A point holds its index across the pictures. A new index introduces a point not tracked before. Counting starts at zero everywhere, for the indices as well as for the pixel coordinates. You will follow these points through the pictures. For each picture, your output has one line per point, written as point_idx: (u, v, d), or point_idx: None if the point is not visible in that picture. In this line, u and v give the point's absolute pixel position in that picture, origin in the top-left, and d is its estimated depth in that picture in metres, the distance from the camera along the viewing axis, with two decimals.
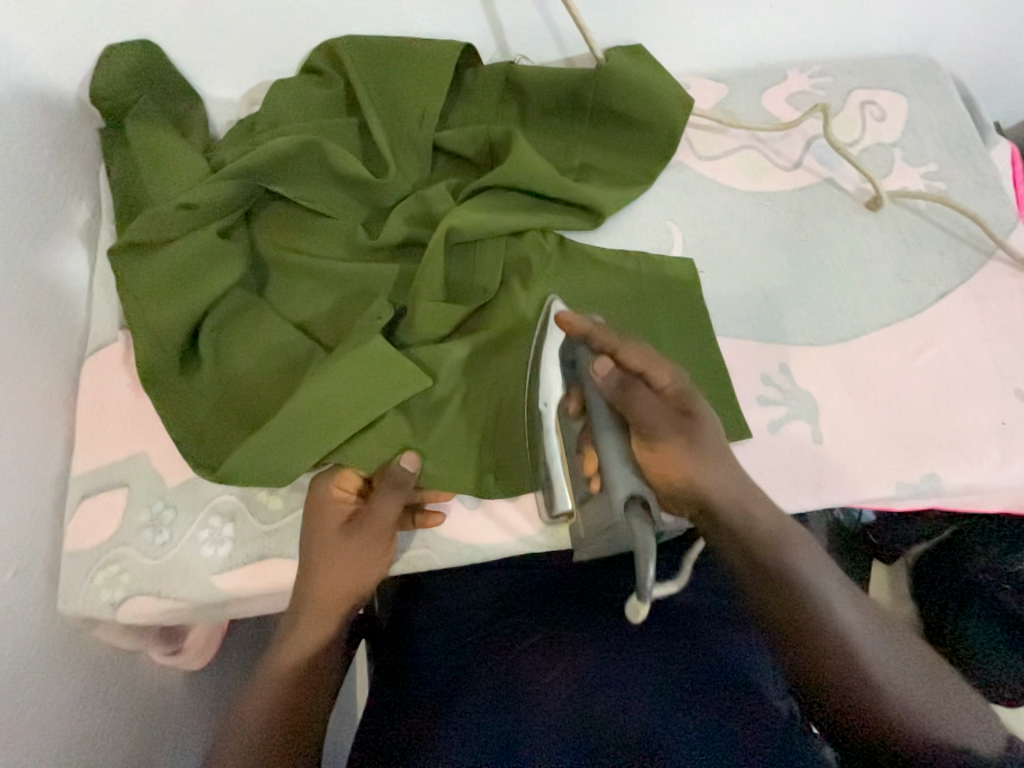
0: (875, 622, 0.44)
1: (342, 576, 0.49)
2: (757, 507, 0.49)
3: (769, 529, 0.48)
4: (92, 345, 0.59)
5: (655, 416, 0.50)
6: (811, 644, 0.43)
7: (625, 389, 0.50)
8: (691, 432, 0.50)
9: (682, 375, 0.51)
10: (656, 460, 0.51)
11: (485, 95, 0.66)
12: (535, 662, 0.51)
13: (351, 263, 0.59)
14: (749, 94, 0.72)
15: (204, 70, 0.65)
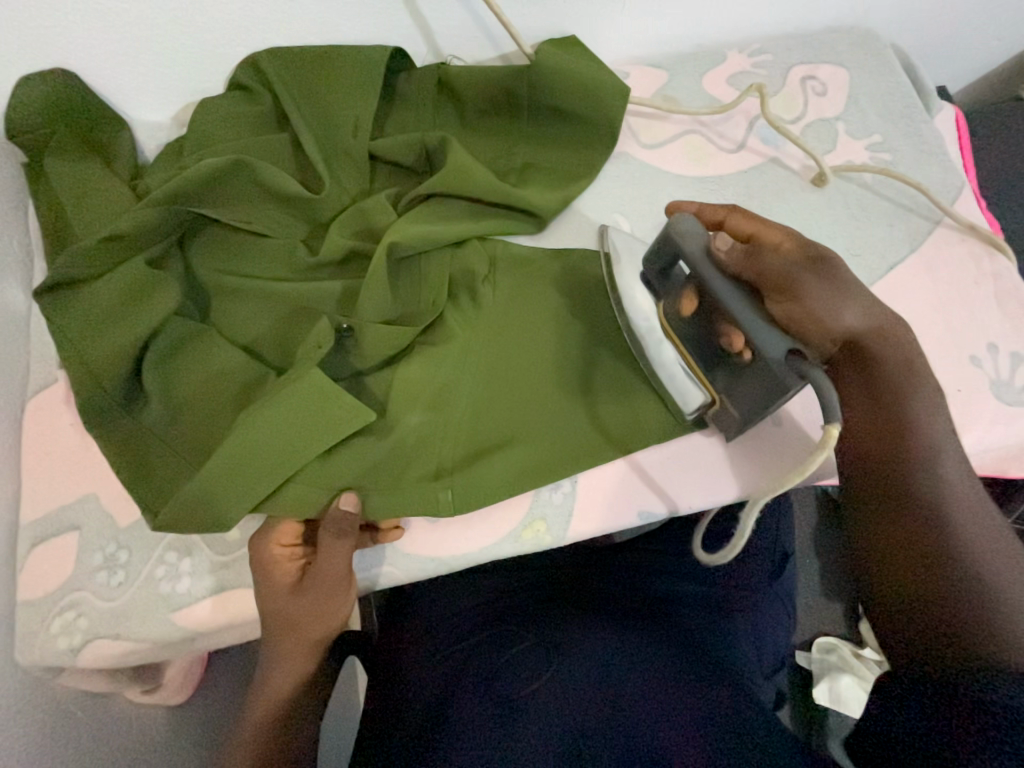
0: (1000, 562, 0.41)
1: (302, 625, 0.49)
2: (932, 426, 0.46)
3: (938, 450, 0.45)
4: (33, 389, 0.58)
5: (782, 272, 0.47)
6: (908, 552, 0.43)
7: (761, 301, 0.48)
8: (842, 274, 0.47)
9: (846, 277, 0.47)
10: (778, 277, 0.47)
11: (419, 100, 0.64)
12: (524, 661, 0.52)
13: (293, 282, 0.58)
14: (689, 79, 0.71)
15: (131, 97, 0.64)
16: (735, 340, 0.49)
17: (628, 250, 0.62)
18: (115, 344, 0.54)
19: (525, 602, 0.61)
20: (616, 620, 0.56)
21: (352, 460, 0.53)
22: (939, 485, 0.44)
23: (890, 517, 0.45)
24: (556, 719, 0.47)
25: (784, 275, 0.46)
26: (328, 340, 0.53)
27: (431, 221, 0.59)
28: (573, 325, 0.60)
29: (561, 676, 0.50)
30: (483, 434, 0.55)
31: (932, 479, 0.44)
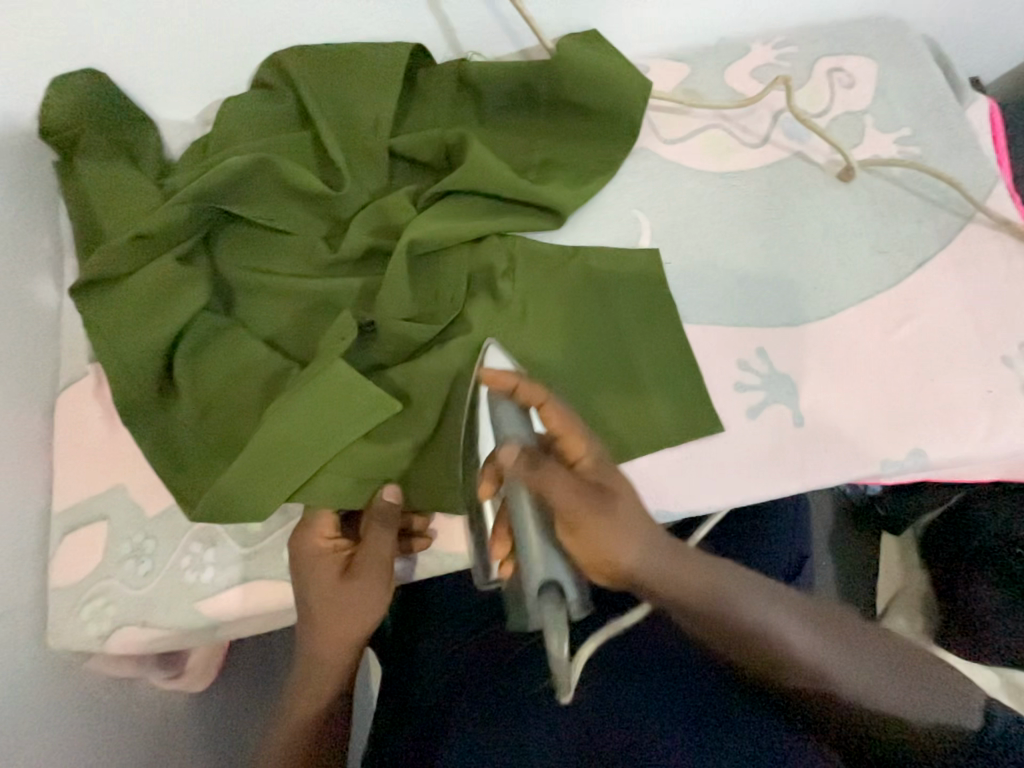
0: (846, 645, 0.45)
1: (340, 618, 0.49)
2: (695, 576, 0.44)
3: (728, 574, 0.45)
4: (63, 382, 0.59)
5: (562, 502, 0.42)
6: (807, 702, 0.44)
7: (535, 464, 0.43)
8: (614, 507, 0.43)
9: (629, 513, 0.43)
10: (591, 540, 0.42)
11: (439, 96, 0.64)
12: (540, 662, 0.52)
13: (315, 279, 0.59)
14: (711, 73, 0.70)
15: (158, 97, 0.65)
16: (505, 566, 0.46)
17: (649, 248, 0.62)
18: (144, 338, 0.55)
19: None
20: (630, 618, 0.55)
21: (371, 457, 0.53)
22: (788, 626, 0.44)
23: (775, 674, 0.44)
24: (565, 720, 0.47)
25: (552, 480, 0.42)
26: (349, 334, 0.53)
27: (450, 218, 0.59)
28: (592, 323, 0.59)
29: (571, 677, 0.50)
30: None
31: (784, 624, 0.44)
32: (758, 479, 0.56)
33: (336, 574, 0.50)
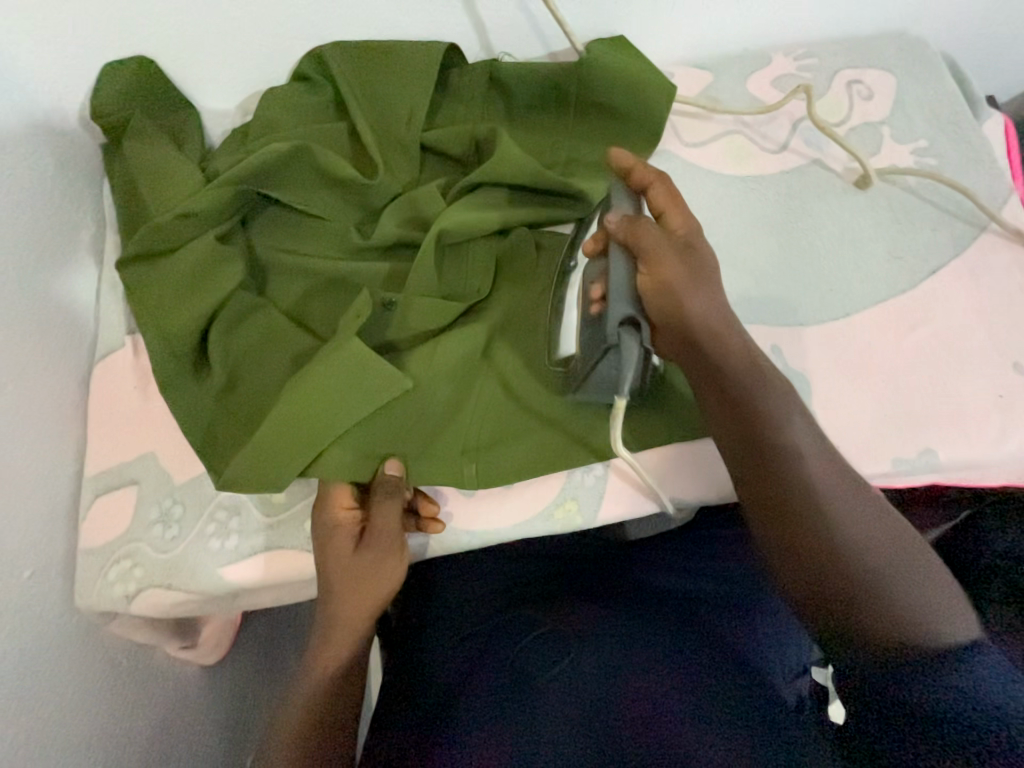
0: (886, 537, 0.43)
1: (363, 580, 0.50)
2: (762, 400, 0.48)
3: (776, 411, 0.47)
4: (99, 352, 0.62)
5: (656, 315, 0.48)
6: (784, 485, 0.45)
7: (630, 233, 0.49)
8: (708, 346, 0.48)
9: (733, 350, 0.49)
10: (675, 354, 0.50)
11: (471, 93, 0.67)
12: (548, 646, 0.52)
13: (344, 262, 0.61)
14: (733, 80, 0.72)
15: (202, 85, 0.68)
16: (595, 289, 0.51)
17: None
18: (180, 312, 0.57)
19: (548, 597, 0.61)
20: (641, 615, 0.55)
21: (392, 435, 0.55)
22: (852, 504, 0.44)
23: (765, 452, 0.46)
24: (571, 708, 0.47)
25: (657, 249, 0.48)
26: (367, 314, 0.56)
27: (478, 209, 0.61)
28: None
29: (579, 667, 0.50)
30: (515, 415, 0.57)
31: (847, 500, 0.45)
32: None
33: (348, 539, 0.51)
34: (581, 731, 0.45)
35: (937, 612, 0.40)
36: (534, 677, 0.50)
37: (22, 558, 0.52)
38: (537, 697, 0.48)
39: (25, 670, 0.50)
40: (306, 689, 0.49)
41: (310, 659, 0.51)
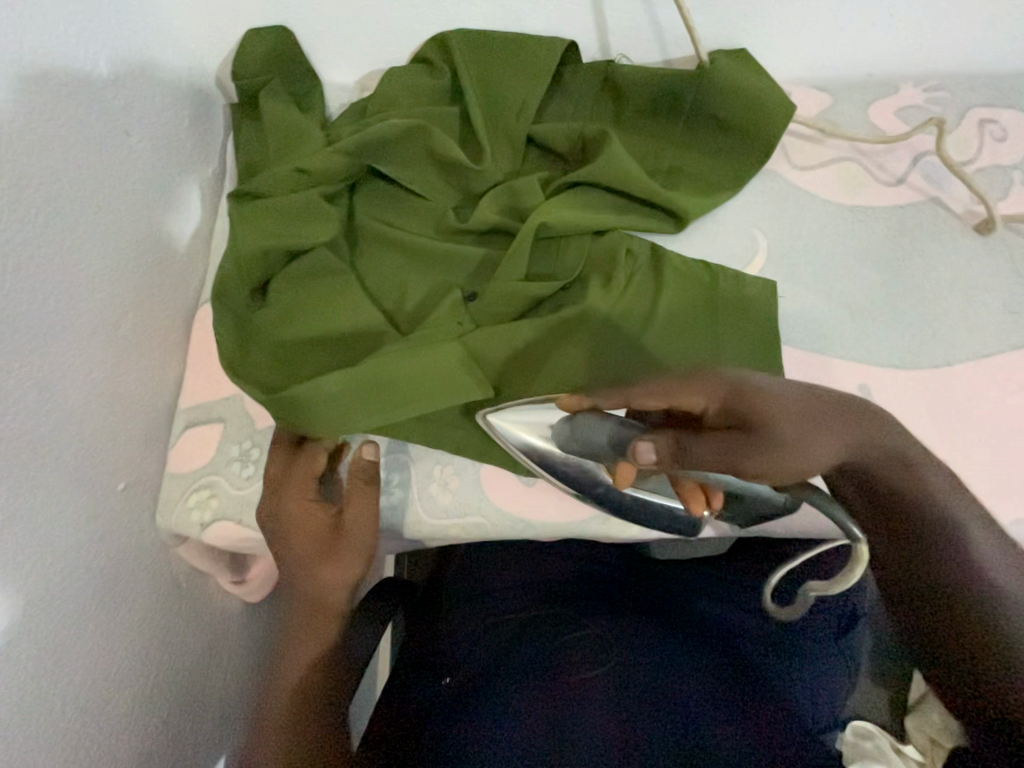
0: (1005, 559, 0.40)
1: (297, 535, 0.54)
2: (865, 441, 0.44)
3: (904, 462, 0.43)
4: (205, 296, 0.66)
5: (726, 462, 0.44)
6: (931, 559, 0.40)
7: (678, 450, 0.44)
8: (774, 436, 0.43)
9: (767, 392, 0.46)
10: (790, 473, 0.44)
11: (582, 93, 0.68)
12: (579, 646, 0.57)
13: (439, 242, 0.63)
14: (854, 106, 0.69)
15: (328, 58, 0.72)
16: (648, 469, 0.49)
17: (766, 278, 0.62)
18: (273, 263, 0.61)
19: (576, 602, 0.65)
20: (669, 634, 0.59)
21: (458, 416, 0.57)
22: (957, 507, 0.41)
23: (909, 521, 0.41)
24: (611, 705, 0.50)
25: (679, 391, 0.47)
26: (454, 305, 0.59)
27: (576, 208, 0.62)
28: (691, 333, 0.61)
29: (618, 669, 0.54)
30: None
31: (952, 504, 0.41)
32: None
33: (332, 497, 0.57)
34: (619, 725, 0.49)
35: None
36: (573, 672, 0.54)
37: (118, 472, 0.56)
38: (578, 690, 0.52)
39: (106, 575, 0.54)
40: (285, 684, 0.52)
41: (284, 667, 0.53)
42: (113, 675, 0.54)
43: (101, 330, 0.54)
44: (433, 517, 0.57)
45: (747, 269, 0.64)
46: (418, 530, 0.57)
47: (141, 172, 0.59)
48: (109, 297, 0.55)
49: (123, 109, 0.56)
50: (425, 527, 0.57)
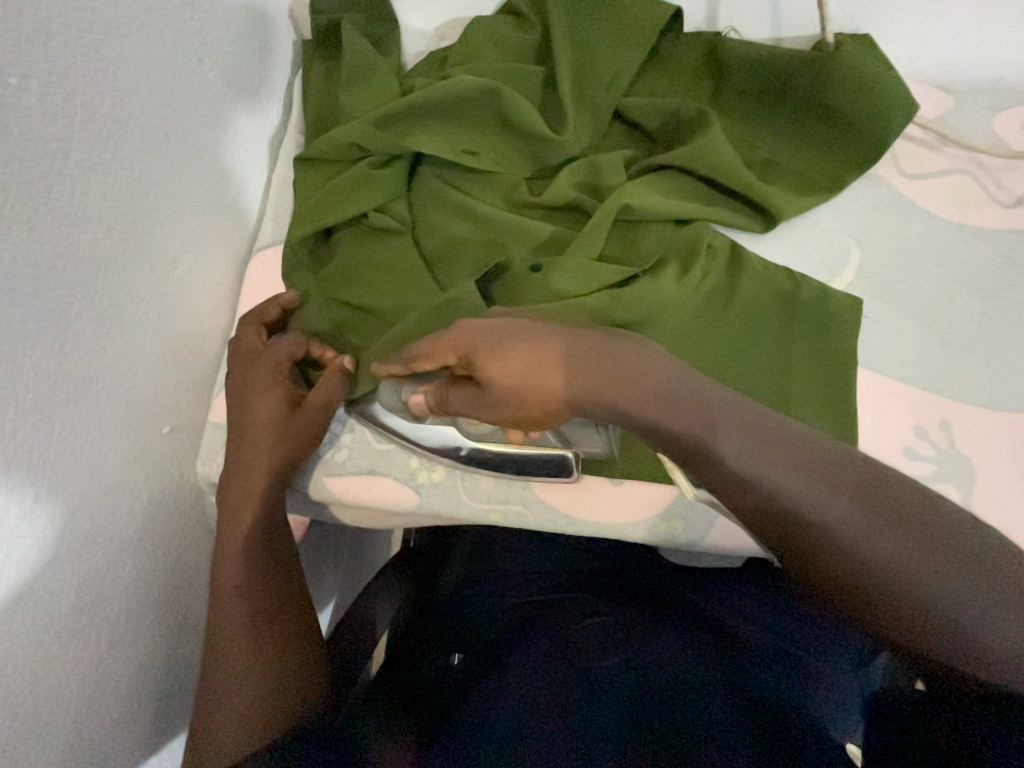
0: (822, 489, 0.37)
1: (247, 429, 0.53)
2: (647, 393, 0.42)
3: (754, 467, 0.39)
4: (260, 244, 0.64)
5: (477, 413, 0.46)
6: (784, 533, 0.38)
7: (442, 403, 0.48)
8: (514, 399, 0.44)
9: (506, 349, 0.44)
10: (553, 421, 0.45)
11: (681, 67, 0.62)
12: (596, 631, 0.60)
13: (507, 214, 0.59)
14: (980, 111, 0.63)
15: (410, 1, 0.67)
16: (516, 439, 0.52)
17: (853, 295, 0.57)
18: (332, 215, 0.58)
19: (592, 597, 0.68)
20: (686, 637, 0.60)
21: None
22: (766, 458, 0.39)
23: (779, 522, 0.38)
24: (621, 693, 0.52)
25: (437, 350, 0.47)
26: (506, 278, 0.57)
27: (659, 193, 0.58)
28: (764, 341, 0.57)
29: (631, 661, 0.56)
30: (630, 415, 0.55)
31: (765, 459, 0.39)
32: None
33: (264, 396, 0.53)
34: (628, 716, 0.49)
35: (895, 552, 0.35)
36: (585, 657, 0.56)
37: (163, 415, 0.55)
38: (591, 674, 0.54)
39: (146, 516, 0.54)
40: (234, 590, 0.50)
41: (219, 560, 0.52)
42: (146, 611, 0.55)
43: (159, 268, 0.52)
44: (473, 502, 0.55)
45: (833, 281, 0.59)
46: (455, 512, 0.55)
47: (210, 103, 0.56)
48: (169, 235, 0.53)
49: (198, 33, 0.53)
50: (464, 509, 0.55)
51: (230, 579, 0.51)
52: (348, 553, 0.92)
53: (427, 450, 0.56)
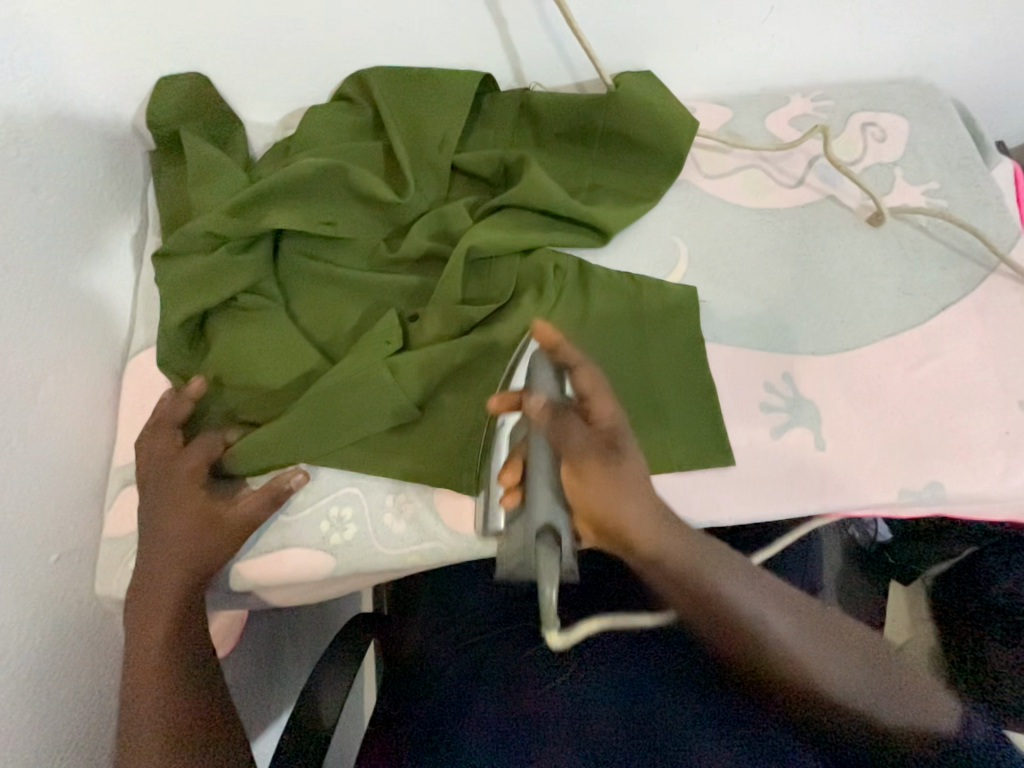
0: (820, 640, 0.49)
1: (149, 525, 0.53)
2: (706, 562, 0.50)
3: (738, 598, 0.49)
4: (133, 349, 0.64)
5: (608, 500, 0.50)
6: (748, 657, 0.49)
7: (559, 415, 0.50)
8: (613, 491, 0.50)
9: (627, 501, 0.50)
10: (614, 533, 0.51)
11: (502, 119, 0.70)
12: (541, 665, 0.62)
13: (372, 274, 0.64)
14: (754, 116, 0.75)
15: (248, 101, 0.71)
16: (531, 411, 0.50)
17: (687, 284, 0.65)
18: (199, 306, 0.60)
19: (542, 611, 0.70)
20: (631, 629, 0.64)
21: (389, 441, 0.58)
22: (790, 619, 0.49)
23: (755, 653, 0.48)
24: (569, 730, 0.55)
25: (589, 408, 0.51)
26: (391, 329, 0.60)
27: (503, 229, 0.64)
28: (622, 341, 0.63)
29: (572, 682, 0.59)
30: None
31: (784, 619, 0.49)
32: (769, 497, 0.59)
33: (178, 491, 0.54)
34: (579, 745, 0.53)
35: (862, 683, 0.47)
36: (527, 690, 0.60)
37: (46, 544, 0.53)
38: (538, 709, 0.57)
39: (41, 655, 0.51)
40: (141, 693, 0.48)
41: (130, 662, 0.49)
42: (57, 761, 0.51)
43: (16, 395, 0.52)
44: (390, 548, 0.56)
45: (671, 274, 0.67)
46: (373, 564, 0.56)
47: (49, 229, 0.57)
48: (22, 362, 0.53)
49: (26, 170, 0.56)
50: (383, 559, 0.56)
51: (145, 675, 0.48)
52: (307, 636, 0.88)
53: (335, 510, 0.57)
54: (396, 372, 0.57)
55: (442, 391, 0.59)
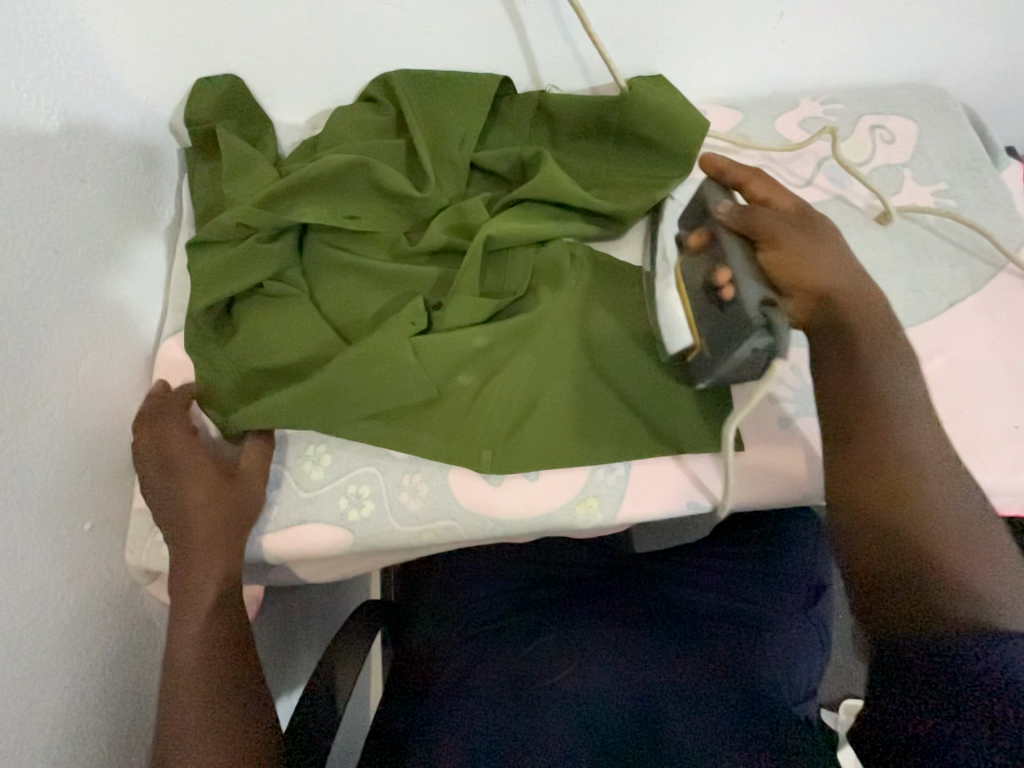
0: (980, 538, 0.45)
1: (164, 506, 0.55)
2: (916, 426, 0.49)
3: (904, 457, 0.48)
4: (165, 334, 0.67)
5: (840, 355, 0.51)
6: (892, 514, 0.47)
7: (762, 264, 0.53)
8: (852, 342, 0.51)
9: (874, 355, 0.51)
10: (821, 355, 0.53)
11: (520, 119, 0.73)
12: (549, 651, 0.66)
13: (394, 263, 0.66)
14: (763, 119, 0.77)
15: (278, 102, 0.75)
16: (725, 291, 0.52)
17: None
18: (228, 291, 0.63)
19: (549, 601, 0.72)
20: (634, 622, 0.68)
21: (408, 420, 0.60)
22: (957, 506, 0.46)
23: (903, 503, 0.46)
24: (569, 725, 0.59)
25: (778, 234, 0.52)
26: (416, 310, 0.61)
27: (520, 221, 0.66)
28: (633, 328, 0.64)
29: (579, 674, 0.63)
30: (530, 414, 0.61)
31: (950, 501, 0.46)
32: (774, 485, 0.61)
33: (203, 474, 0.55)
34: (579, 739, 0.57)
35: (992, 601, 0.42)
36: (537, 681, 0.63)
37: (82, 512, 0.56)
38: (539, 701, 0.61)
39: (75, 618, 0.54)
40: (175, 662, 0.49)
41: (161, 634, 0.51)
42: (85, 721, 0.53)
43: (60, 372, 0.55)
44: (405, 526, 0.59)
45: None
46: (389, 541, 0.58)
47: (93, 219, 0.61)
48: (66, 341, 0.56)
49: (76, 163, 0.60)
50: (399, 537, 0.59)
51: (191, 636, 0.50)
52: (320, 621, 0.90)
53: (354, 488, 0.59)
54: (417, 354, 0.59)
55: (460, 375, 0.61)
